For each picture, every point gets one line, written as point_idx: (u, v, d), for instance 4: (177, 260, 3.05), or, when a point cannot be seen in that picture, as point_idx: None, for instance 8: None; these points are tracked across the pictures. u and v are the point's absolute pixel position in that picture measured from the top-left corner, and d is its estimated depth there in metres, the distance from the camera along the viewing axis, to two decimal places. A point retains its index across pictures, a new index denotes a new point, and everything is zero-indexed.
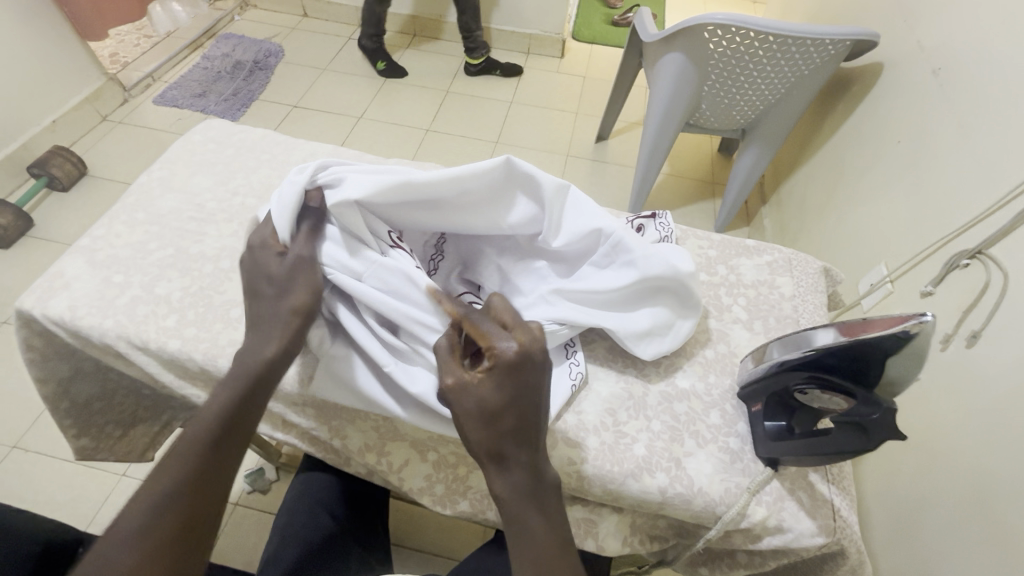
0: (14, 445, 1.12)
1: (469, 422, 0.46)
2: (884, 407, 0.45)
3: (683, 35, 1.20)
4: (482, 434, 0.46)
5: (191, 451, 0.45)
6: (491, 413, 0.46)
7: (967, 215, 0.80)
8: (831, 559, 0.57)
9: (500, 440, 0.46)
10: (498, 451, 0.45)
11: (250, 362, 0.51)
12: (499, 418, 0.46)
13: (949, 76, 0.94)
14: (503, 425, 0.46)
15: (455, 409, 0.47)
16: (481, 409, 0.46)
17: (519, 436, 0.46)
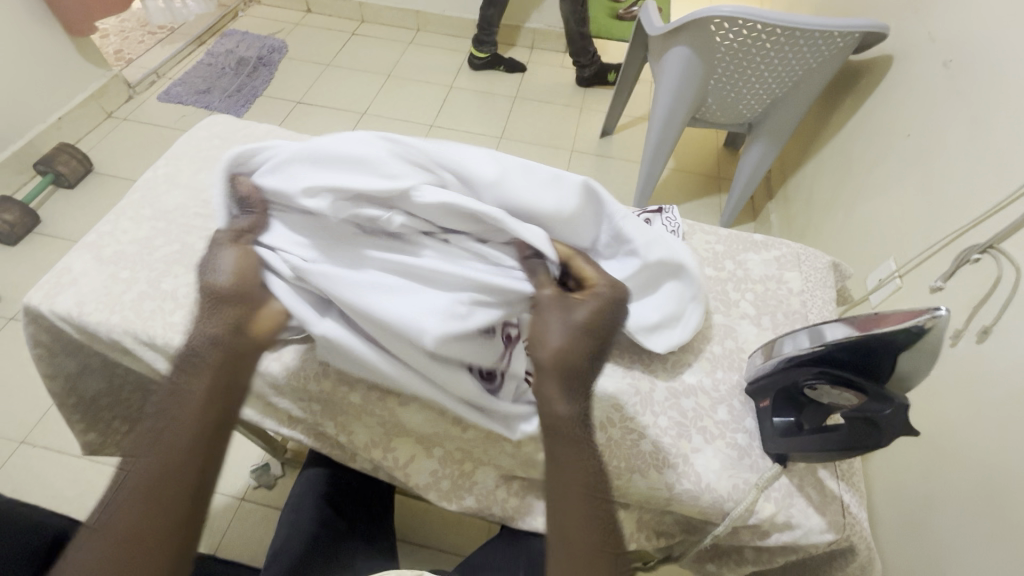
0: (23, 440, 1.12)
1: (556, 335, 0.49)
2: (896, 402, 0.44)
3: (689, 27, 1.19)
4: (566, 347, 0.49)
5: (157, 447, 0.46)
6: (581, 333, 0.50)
7: (978, 208, 0.79)
8: (840, 556, 0.56)
9: (577, 359, 0.49)
10: (573, 370, 0.49)
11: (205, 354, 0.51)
12: (585, 343, 0.50)
13: (961, 68, 0.92)
14: (585, 348, 0.50)
15: (548, 319, 0.50)
16: (573, 326, 0.50)
17: (590, 364, 0.50)
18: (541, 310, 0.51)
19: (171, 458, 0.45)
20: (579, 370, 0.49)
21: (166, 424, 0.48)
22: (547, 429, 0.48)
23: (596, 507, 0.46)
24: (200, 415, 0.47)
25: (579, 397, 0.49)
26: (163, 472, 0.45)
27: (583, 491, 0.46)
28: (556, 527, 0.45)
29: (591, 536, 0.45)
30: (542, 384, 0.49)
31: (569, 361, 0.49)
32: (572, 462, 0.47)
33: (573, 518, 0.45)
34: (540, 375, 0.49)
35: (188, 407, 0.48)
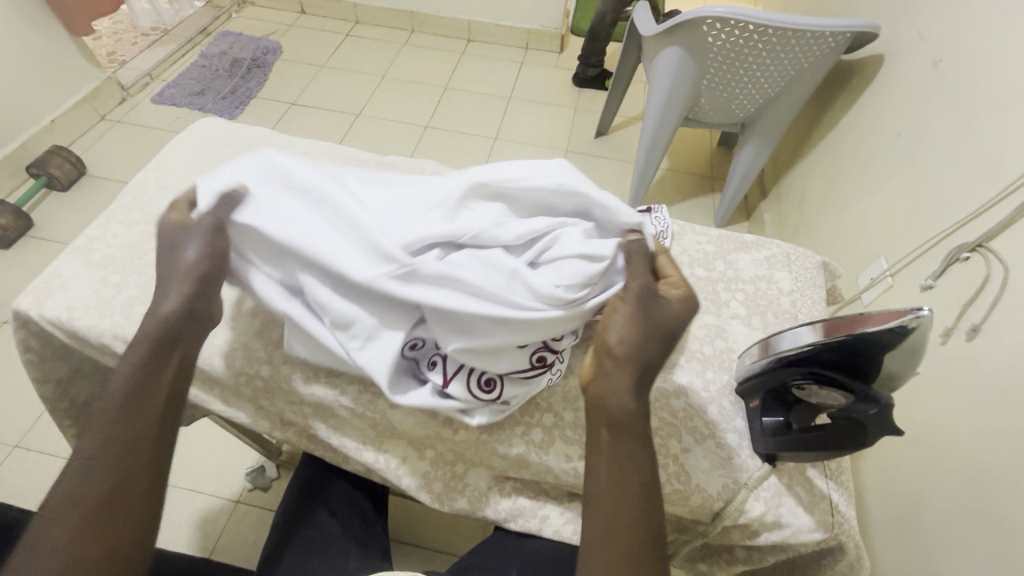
0: (16, 444, 1.12)
1: (622, 326, 0.49)
2: (881, 403, 0.44)
3: (681, 28, 1.19)
4: (633, 338, 0.48)
5: (105, 436, 0.45)
6: (650, 329, 0.49)
7: (966, 207, 0.80)
8: (829, 554, 0.57)
9: (643, 356, 0.49)
10: (638, 364, 0.48)
11: (153, 327, 0.50)
12: (651, 341, 0.49)
13: (950, 67, 0.93)
14: (654, 345, 0.49)
15: (623, 307, 0.50)
16: (645, 322, 0.49)
17: (655, 362, 0.49)
18: (624, 298, 0.50)
19: (124, 443, 0.45)
20: (646, 366, 0.49)
21: (105, 412, 0.46)
22: (605, 417, 0.48)
23: (646, 504, 0.45)
24: (156, 400, 0.47)
25: (639, 394, 0.48)
26: (116, 457, 0.45)
27: (634, 487, 0.46)
28: (599, 513, 0.45)
29: (634, 531, 0.44)
30: (604, 372, 0.49)
31: (634, 357, 0.48)
32: (626, 455, 0.46)
33: (618, 509, 0.45)
34: (614, 369, 0.48)
35: (134, 397, 0.47)
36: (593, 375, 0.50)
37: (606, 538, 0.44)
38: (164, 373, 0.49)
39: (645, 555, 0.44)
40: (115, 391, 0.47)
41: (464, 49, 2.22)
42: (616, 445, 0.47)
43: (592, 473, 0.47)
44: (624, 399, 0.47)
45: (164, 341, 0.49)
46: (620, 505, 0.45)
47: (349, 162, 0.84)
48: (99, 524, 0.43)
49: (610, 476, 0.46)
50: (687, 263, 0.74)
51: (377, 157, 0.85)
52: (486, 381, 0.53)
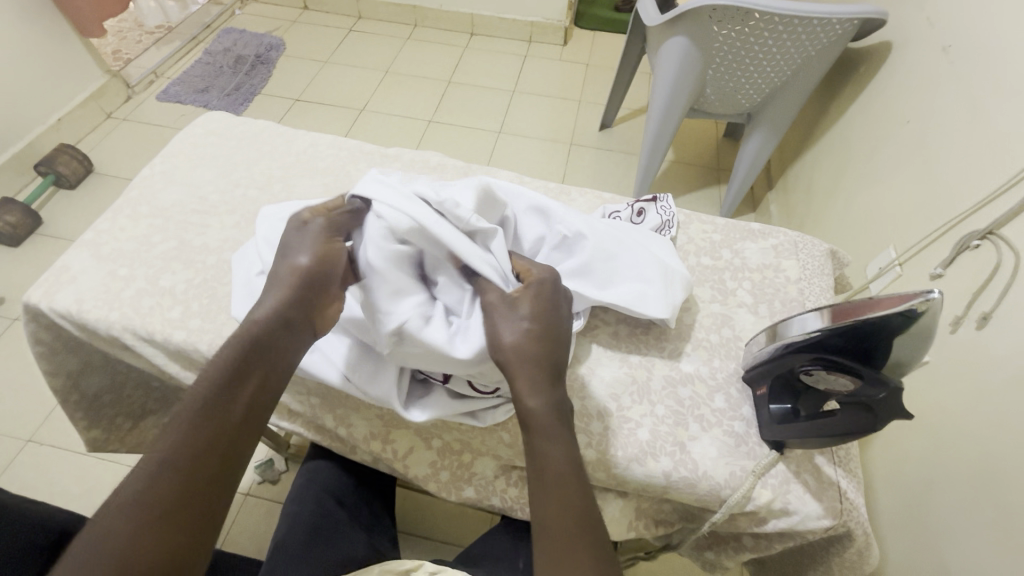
0: (29, 438, 1.13)
1: (510, 334, 0.50)
2: (890, 387, 0.44)
3: (686, 17, 1.18)
4: (521, 340, 0.50)
5: (176, 440, 0.44)
6: (532, 325, 0.51)
7: (978, 194, 0.79)
8: (838, 541, 0.56)
9: (536, 351, 0.50)
10: (536, 360, 0.49)
11: (252, 325, 0.51)
12: (539, 333, 0.51)
13: (961, 51, 0.91)
14: (543, 338, 0.51)
15: (504, 314, 0.51)
16: (521, 323, 0.51)
17: (552, 351, 0.51)
18: (500, 308, 0.52)
19: (190, 442, 0.44)
20: (545, 358, 0.50)
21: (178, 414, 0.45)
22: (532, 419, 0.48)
23: (575, 493, 0.45)
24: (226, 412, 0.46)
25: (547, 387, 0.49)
26: (180, 464, 0.43)
27: (562, 480, 0.45)
28: (538, 518, 0.44)
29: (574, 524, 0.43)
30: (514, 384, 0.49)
31: (527, 353, 0.49)
32: (548, 450, 0.47)
33: (552, 507, 0.44)
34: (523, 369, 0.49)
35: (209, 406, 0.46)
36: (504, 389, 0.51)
37: (548, 541, 0.43)
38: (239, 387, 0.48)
39: (592, 544, 0.42)
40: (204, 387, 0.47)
41: (467, 43, 2.21)
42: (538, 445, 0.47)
43: (532, 478, 0.46)
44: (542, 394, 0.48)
45: (253, 347, 0.50)
46: (553, 501, 0.44)
47: (353, 155, 0.84)
48: (172, 533, 0.41)
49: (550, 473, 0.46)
50: (693, 252, 0.74)
51: (381, 150, 0.85)
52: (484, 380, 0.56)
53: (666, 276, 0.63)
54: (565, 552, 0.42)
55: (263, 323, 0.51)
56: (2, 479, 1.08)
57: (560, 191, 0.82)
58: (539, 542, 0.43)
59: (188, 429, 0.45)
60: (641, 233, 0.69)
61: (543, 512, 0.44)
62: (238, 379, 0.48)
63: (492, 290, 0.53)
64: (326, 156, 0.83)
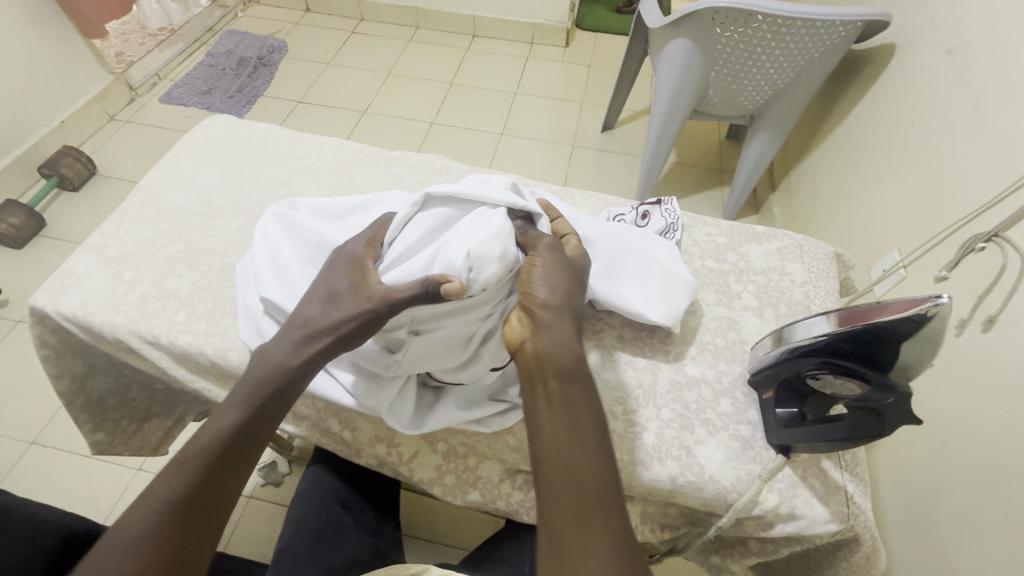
0: (33, 440, 1.14)
1: (552, 280, 0.51)
2: (899, 392, 0.44)
3: (690, 19, 1.18)
4: (559, 286, 0.51)
5: (178, 483, 0.45)
6: (569, 277, 0.53)
7: (984, 196, 0.79)
8: (844, 546, 0.56)
9: (569, 301, 0.51)
10: (569, 311, 0.50)
11: (274, 368, 0.50)
12: (568, 285, 0.52)
13: (966, 53, 0.91)
14: (576, 294, 0.52)
15: (539, 261, 0.52)
16: (564, 272, 0.52)
17: (577, 308, 0.52)
18: (535, 255, 0.53)
19: (200, 483, 0.45)
20: (573, 310, 0.51)
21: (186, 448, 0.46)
22: (555, 367, 0.47)
23: (593, 448, 0.44)
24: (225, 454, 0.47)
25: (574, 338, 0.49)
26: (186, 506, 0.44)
27: (583, 435, 0.45)
28: (549, 460, 0.44)
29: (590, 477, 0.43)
30: (539, 324, 0.49)
31: (561, 304, 0.50)
32: (570, 401, 0.46)
33: (567, 450, 0.44)
34: (553, 317, 0.49)
35: (212, 446, 0.47)
36: (528, 330, 0.50)
37: (563, 492, 0.42)
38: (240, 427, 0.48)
39: (604, 500, 0.42)
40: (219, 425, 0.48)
41: (469, 45, 2.21)
42: (559, 395, 0.46)
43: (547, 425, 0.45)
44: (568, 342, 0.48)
45: (274, 392, 0.50)
46: (571, 453, 0.44)
47: (358, 157, 0.84)
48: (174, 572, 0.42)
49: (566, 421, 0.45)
50: (698, 255, 0.74)
51: (385, 152, 0.85)
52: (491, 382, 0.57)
53: (670, 282, 0.63)
54: (581, 504, 0.42)
55: (273, 363, 0.50)
56: (6, 481, 1.08)
57: (565, 194, 0.82)
58: (547, 492, 0.43)
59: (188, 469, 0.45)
60: (645, 238, 0.69)
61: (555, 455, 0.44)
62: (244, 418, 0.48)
63: (544, 238, 0.55)
64: (331, 160, 0.83)
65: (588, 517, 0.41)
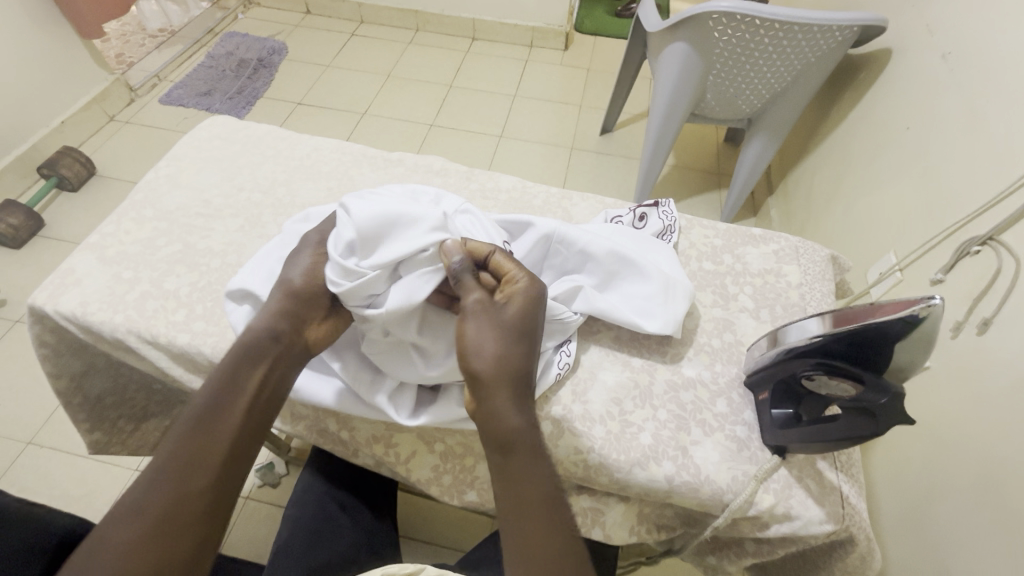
0: (29, 441, 1.13)
1: (490, 346, 0.50)
2: (891, 392, 0.44)
3: (688, 23, 1.19)
4: (501, 348, 0.50)
5: (167, 452, 0.46)
6: (511, 332, 0.51)
7: (978, 201, 0.79)
8: (839, 546, 0.57)
9: (509, 369, 0.50)
10: (507, 378, 0.50)
11: (253, 335, 0.52)
12: (504, 344, 0.51)
13: (960, 59, 0.92)
14: (521, 348, 0.51)
15: (477, 323, 0.51)
16: (502, 329, 0.51)
17: (523, 364, 0.51)
18: (472, 316, 0.51)
19: (187, 446, 0.46)
20: (516, 371, 0.50)
21: (174, 442, 0.46)
22: (496, 439, 0.49)
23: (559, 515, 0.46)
24: (214, 448, 0.46)
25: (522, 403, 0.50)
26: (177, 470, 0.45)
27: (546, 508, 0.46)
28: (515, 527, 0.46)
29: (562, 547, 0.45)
30: (482, 395, 0.50)
31: (498, 369, 0.49)
32: (530, 470, 0.48)
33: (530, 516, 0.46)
34: (485, 388, 0.50)
35: (196, 413, 0.48)
36: (476, 402, 0.50)
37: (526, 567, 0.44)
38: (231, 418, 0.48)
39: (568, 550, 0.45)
40: (201, 394, 0.49)
41: (469, 47, 2.22)
42: (515, 468, 0.48)
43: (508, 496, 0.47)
44: (500, 413, 0.49)
45: (252, 354, 0.51)
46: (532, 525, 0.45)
47: (358, 158, 0.84)
48: (167, 534, 0.42)
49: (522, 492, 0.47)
50: (695, 257, 0.75)
51: (383, 154, 0.85)
52: None
53: (668, 294, 0.63)
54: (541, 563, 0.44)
55: (252, 330, 0.52)
56: (2, 481, 1.08)
57: (562, 196, 0.82)
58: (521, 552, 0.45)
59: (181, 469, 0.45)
60: (642, 240, 0.69)
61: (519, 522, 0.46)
62: (235, 405, 0.49)
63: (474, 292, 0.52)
64: (329, 161, 0.84)
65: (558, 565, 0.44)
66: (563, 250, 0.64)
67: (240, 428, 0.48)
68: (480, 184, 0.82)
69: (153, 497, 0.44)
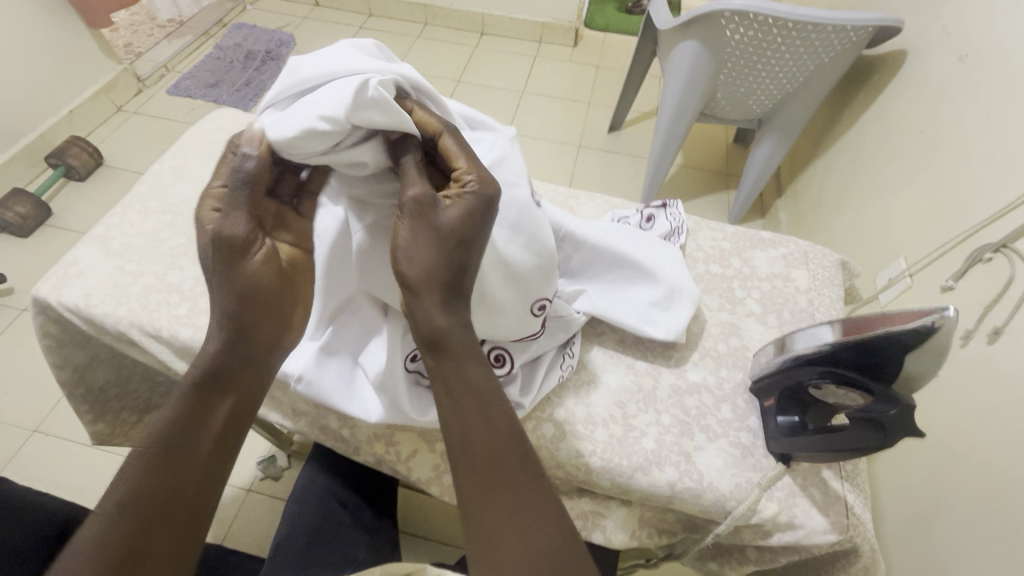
0: (34, 428, 1.14)
1: (420, 251, 0.43)
2: (902, 404, 0.43)
3: (698, 21, 1.18)
4: (426, 255, 0.43)
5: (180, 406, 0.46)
6: (439, 238, 0.43)
7: (990, 208, 0.78)
8: (843, 557, 0.56)
9: (441, 271, 0.43)
10: (436, 280, 0.43)
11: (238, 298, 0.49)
12: (438, 246, 0.43)
13: (977, 63, 0.90)
14: (456, 254, 0.43)
15: (404, 225, 0.43)
16: (437, 233, 0.43)
17: (464, 263, 0.44)
18: (402, 215, 0.43)
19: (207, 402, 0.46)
20: (451, 275, 0.44)
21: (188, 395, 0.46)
22: (427, 344, 0.44)
23: (499, 420, 0.43)
24: (203, 443, 0.45)
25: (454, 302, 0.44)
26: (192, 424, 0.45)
27: (490, 423, 0.42)
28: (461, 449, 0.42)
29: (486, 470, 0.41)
30: (410, 297, 0.44)
31: (431, 272, 0.43)
32: (459, 377, 0.44)
33: (468, 428, 0.42)
34: (412, 294, 0.43)
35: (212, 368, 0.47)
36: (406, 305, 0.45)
37: (470, 474, 0.41)
38: (219, 406, 0.47)
39: (512, 468, 0.42)
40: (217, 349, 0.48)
41: (477, 42, 2.21)
42: (443, 371, 0.44)
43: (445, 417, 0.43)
44: (428, 317, 0.43)
45: (260, 317, 0.50)
46: (475, 437, 0.42)
47: None
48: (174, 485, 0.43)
49: (457, 405, 0.43)
50: (702, 260, 0.74)
51: None
52: (496, 358, 0.55)
53: (677, 294, 0.63)
54: (482, 485, 0.41)
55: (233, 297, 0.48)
56: (6, 468, 1.09)
57: (569, 196, 0.82)
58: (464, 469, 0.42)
59: (162, 471, 0.43)
60: (646, 240, 0.68)
61: (457, 441, 0.42)
62: (243, 366, 0.49)
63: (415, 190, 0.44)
64: None
65: (498, 500, 0.40)
66: (563, 244, 0.63)
67: (234, 413, 0.48)
68: None
69: (130, 516, 0.41)
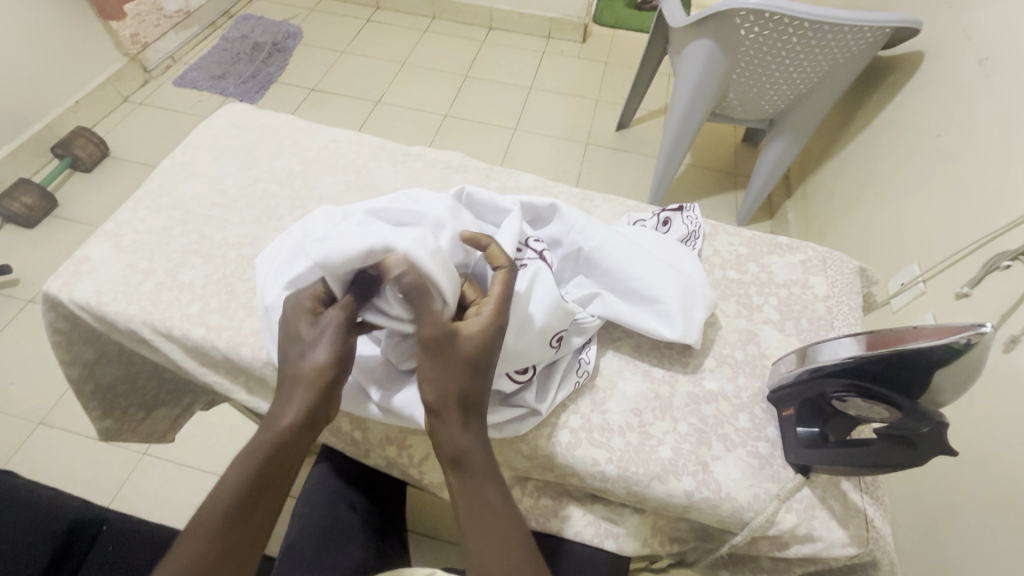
0: (40, 421, 1.14)
1: (444, 381, 0.46)
2: (934, 421, 0.42)
3: (713, 20, 1.16)
4: (444, 387, 0.46)
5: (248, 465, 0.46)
6: (458, 370, 0.46)
7: (1010, 215, 0.77)
8: (860, 568, 0.55)
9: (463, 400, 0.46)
10: (459, 406, 0.46)
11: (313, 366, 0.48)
12: (464, 377, 0.46)
13: (997, 66, 0.89)
14: (477, 379, 0.47)
15: (428, 361, 0.46)
16: (458, 363, 0.46)
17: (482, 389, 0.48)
18: (425, 351, 0.46)
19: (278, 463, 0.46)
20: (472, 400, 0.47)
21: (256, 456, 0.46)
22: (449, 459, 0.46)
23: (518, 536, 0.45)
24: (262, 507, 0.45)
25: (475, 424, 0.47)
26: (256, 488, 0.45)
27: (507, 543, 0.44)
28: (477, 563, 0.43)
29: None
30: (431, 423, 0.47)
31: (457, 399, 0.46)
32: (480, 494, 0.45)
33: (490, 542, 0.44)
34: (433, 418, 0.46)
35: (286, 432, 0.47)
36: (427, 425, 0.48)
37: None
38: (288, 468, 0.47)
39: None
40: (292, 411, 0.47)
41: (485, 37, 2.19)
42: (465, 487, 0.45)
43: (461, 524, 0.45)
44: (450, 438, 0.46)
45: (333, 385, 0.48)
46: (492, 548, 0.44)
47: (377, 152, 0.83)
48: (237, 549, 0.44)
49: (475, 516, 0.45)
50: (718, 265, 0.73)
51: (402, 147, 0.83)
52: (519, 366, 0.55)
53: (693, 299, 0.62)
54: None
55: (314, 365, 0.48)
56: (13, 461, 1.08)
57: (584, 197, 0.81)
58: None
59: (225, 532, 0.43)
60: (663, 243, 0.67)
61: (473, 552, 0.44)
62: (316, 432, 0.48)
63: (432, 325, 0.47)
64: (348, 153, 0.82)
65: None
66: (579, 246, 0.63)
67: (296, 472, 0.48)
68: (501, 181, 0.81)
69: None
